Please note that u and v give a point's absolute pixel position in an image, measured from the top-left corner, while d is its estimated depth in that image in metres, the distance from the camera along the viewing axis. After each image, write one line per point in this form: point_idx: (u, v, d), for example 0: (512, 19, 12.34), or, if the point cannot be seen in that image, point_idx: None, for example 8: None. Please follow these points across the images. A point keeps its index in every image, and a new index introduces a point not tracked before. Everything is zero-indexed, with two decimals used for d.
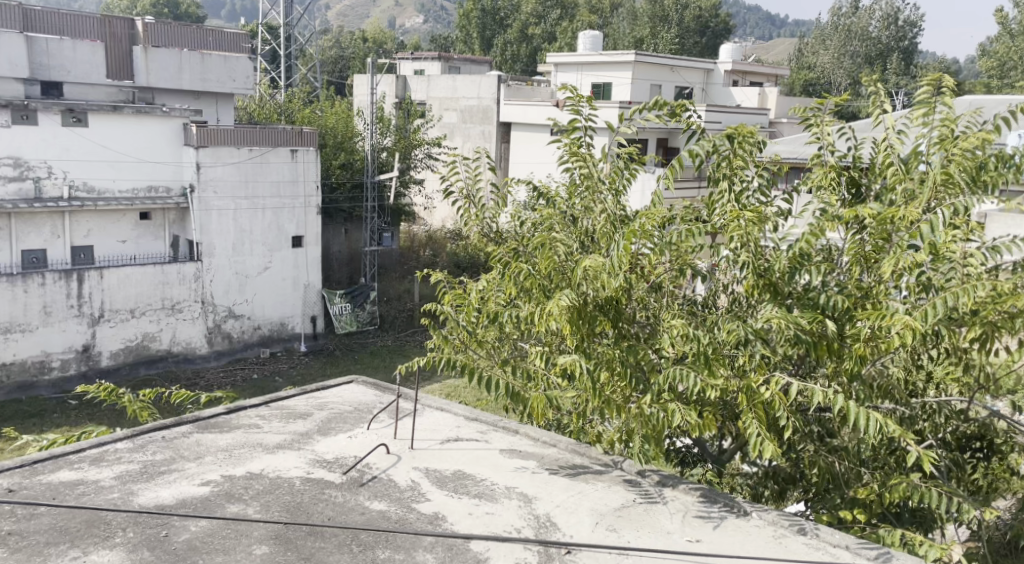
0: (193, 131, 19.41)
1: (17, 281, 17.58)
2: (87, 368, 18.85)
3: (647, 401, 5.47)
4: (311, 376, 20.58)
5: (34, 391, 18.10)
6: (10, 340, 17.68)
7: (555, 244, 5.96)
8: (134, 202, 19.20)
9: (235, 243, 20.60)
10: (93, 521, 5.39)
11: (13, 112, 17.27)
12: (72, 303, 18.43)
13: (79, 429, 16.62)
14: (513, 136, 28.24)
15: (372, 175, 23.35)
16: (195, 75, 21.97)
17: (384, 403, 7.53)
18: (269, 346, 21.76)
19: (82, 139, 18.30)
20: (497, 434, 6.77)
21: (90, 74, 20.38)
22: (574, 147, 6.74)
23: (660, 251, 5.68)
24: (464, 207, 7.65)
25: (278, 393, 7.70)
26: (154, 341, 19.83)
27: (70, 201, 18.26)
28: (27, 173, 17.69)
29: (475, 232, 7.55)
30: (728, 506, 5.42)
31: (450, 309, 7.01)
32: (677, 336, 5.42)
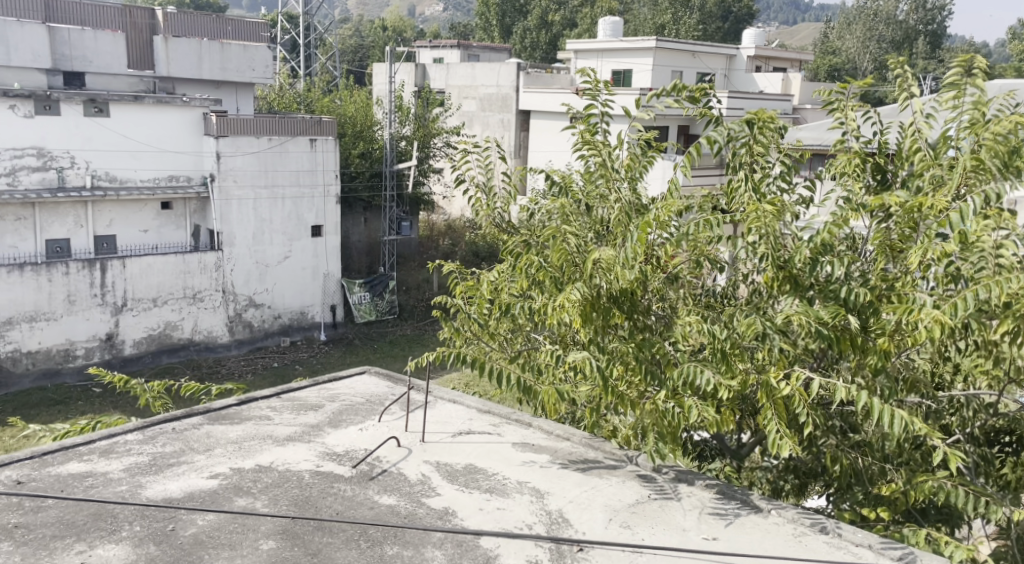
0: (212, 121, 19.43)
1: (41, 271, 17.72)
2: (110, 356, 18.96)
3: (663, 396, 5.37)
4: (330, 365, 20.57)
5: (59, 378, 18.27)
6: (35, 328, 17.86)
7: (567, 235, 5.83)
8: (155, 191, 19.24)
9: (255, 232, 20.60)
10: (101, 514, 5.32)
11: (35, 103, 17.42)
12: (96, 292, 18.53)
13: (100, 417, 16.70)
14: (533, 124, 28.03)
15: (390, 164, 23.25)
16: (215, 65, 21.95)
17: (395, 395, 7.44)
18: (289, 335, 21.76)
19: (103, 129, 18.40)
20: (509, 427, 6.68)
21: (111, 65, 20.40)
22: (589, 135, 6.62)
23: (675, 243, 5.57)
24: (476, 197, 7.50)
25: (290, 384, 7.62)
26: (176, 329, 19.87)
27: (93, 190, 18.37)
28: (50, 164, 17.87)
29: (487, 224, 7.40)
30: (745, 503, 5.29)
31: (461, 301, 6.91)
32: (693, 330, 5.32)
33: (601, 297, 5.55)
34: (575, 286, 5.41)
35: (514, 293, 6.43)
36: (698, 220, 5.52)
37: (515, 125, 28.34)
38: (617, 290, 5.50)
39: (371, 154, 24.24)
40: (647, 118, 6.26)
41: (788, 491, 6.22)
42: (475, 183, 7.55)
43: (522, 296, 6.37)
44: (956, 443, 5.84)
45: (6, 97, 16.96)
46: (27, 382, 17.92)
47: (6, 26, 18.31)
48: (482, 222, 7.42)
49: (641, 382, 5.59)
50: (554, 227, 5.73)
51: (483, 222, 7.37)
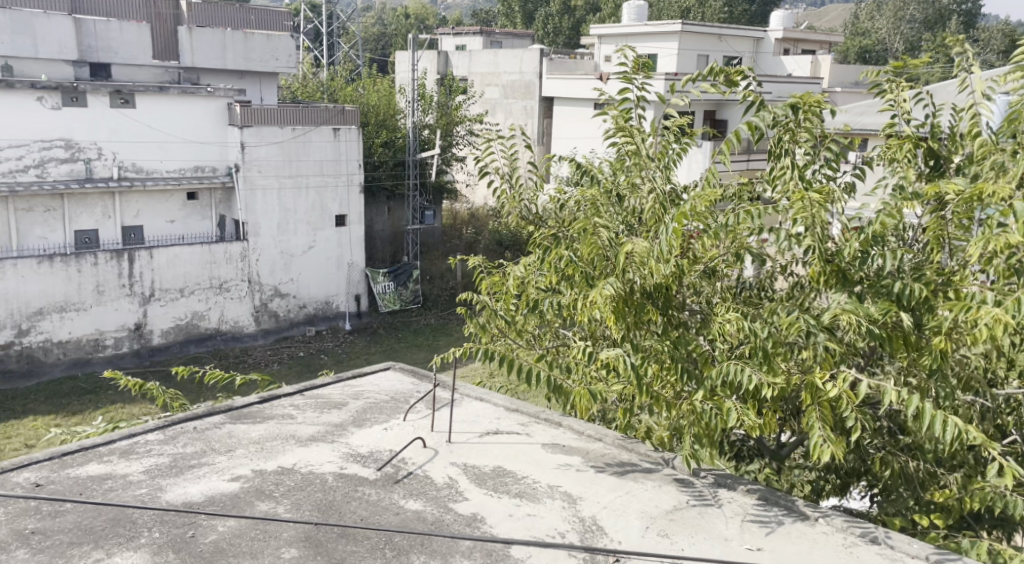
0: (237, 110, 19.39)
1: (70, 261, 17.74)
2: (139, 346, 18.96)
3: (700, 396, 5.18)
4: (355, 355, 20.45)
5: (89, 368, 18.33)
6: (66, 318, 17.91)
7: (598, 228, 5.60)
8: (182, 181, 19.21)
9: (280, 222, 20.51)
10: (119, 519, 5.15)
11: (63, 95, 17.43)
12: (124, 282, 18.52)
13: (128, 408, 16.70)
14: (557, 111, 27.66)
15: (413, 153, 23.03)
16: (239, 55, 21.82)
17: (421, 392, 7.26)
18: (315, 324, 21.66)
19: (129, 120, 18.36)
20: (539, 427, 6.52)
21: (137, 55, 20.41)
22: (623, 120, 6.41)
23: (713, 236, 5.36)
24: (501, 188, 7.19)
25: (314, 381, 7.45)
26: (203, 319, 19.84)
27: (120, 181, 18.35)
28: (78, 155, 17.86)
29: (513, 216, 7.14)
30: (789, 509, 5.05)
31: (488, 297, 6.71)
32: (732, 327, 5.08)
33: (635, 292, 5.38)
34: (608, 281, 5.24)
35: (543, 288, 6.24)
36: (737, 211, 5.30)
37: (538, 112, 28.02)
38: (652, 285, 5.32)
39: (394, 143, 24.06)
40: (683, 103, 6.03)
41: (829, 491, 6.01)
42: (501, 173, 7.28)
43: (552, 290, 6.18)
44: (1012, 444, 5.54)
45: (34, 89, 16.96)
46: (59, 371, 17.98)
47: (33, 18, 18.30)
48: (507, 214, 7.15)
49: (677, 382, 5.41)
50: (585, 220, 5.52)
51: (510, 214, 7.11)
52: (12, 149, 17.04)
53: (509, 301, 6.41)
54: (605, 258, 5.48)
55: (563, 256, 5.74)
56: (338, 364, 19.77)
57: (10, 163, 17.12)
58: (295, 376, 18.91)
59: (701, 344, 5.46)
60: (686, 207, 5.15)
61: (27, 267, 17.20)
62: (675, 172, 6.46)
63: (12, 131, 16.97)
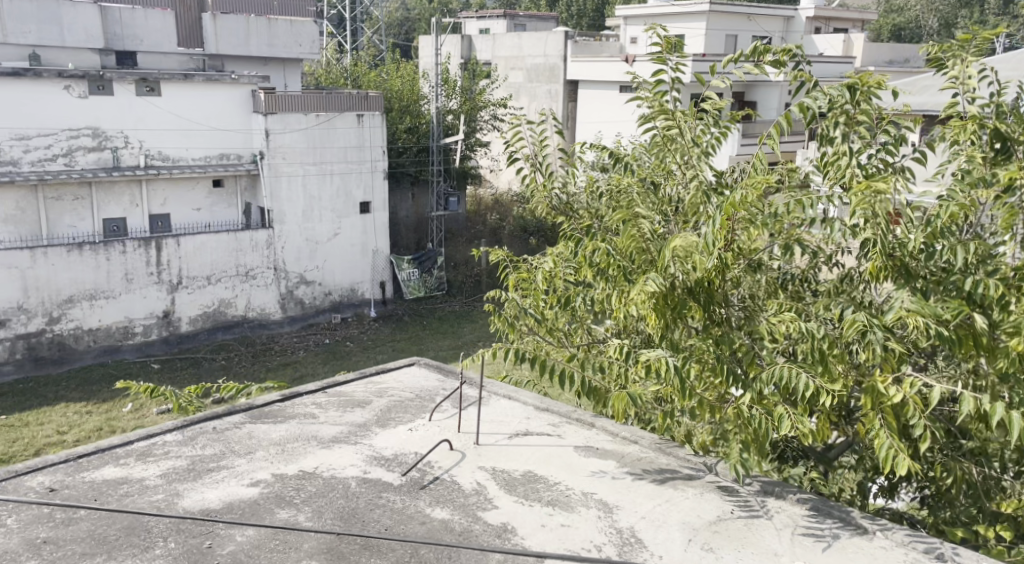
0: (261, 98, 19.18)
1: (99, 250, 17.68)
2: (168, 333, 18.88)
3: (747, 399, 4.99)
4: (381, 342, 20.26)
5: (119, 355, 18.25)
6: (96, 305, 17.84)
7: (639, 220, 5.36)
8: (207, 169, 19.05)
9: (305, 209, 20.27)
10: (135, 527, 4.90)
11: (90, 83, 17.31)
12: (152, 270, 18.43)
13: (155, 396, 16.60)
14: (581, 95, 27.20)
15: (437, 139, 22.71)
16: (263, 40, 21.56)
17: (446, 390, 7.03)
18: (340, 311, 21.48)
19: (154, 108, 18.20)
20: (571, 428, 6.29)
21: (161, 43, 20.23)
22: (661, 104, 6.07)
23: (761, 227, 5.14)
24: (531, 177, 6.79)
25: (335, 378, 7.21)
26: (230, 307, 19.73)
27: (146, 169, 18.23)
28: (105, 144, 17.75)
29: (544, 206, 6.80)
30: (843, 521, 4.86)
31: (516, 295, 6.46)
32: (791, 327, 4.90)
33: (679, 288, 5.19)
34: (651, 276, 5.05)
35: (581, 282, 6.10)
36: (787, 202, 5.17)
37: (563, 95, 27.57)
38: (696, 281, 5.12)
39: (417, 129, 23.78)
40: (724, 84, 5.81)
41: (877, 494, 5.74)
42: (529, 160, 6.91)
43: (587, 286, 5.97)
44: None
45: (61, 78, 16.86)
46: (89, 359, 17.94)
47: (60, 6, 18.18)
48: (538, 206, 6.82)
49: (721, 385, 5.24)
50: (626, 212, 5.31)
51: (539, 205, 6.76)
52: (41, 138, 16.96)
53: (540, 298, 6.18)
54: (645, 253, 5.27)
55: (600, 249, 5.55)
56: (364, 352, 19.59)
57: (39, 152, 17.03)
58: (321, 364, 18.76)
59: (748, 344, 5.26)
60: (733, 198, 4.92)
61: (57, 255, 17.16)
62: (713, 158, 6.10)
63: (39, 119, 16.87)
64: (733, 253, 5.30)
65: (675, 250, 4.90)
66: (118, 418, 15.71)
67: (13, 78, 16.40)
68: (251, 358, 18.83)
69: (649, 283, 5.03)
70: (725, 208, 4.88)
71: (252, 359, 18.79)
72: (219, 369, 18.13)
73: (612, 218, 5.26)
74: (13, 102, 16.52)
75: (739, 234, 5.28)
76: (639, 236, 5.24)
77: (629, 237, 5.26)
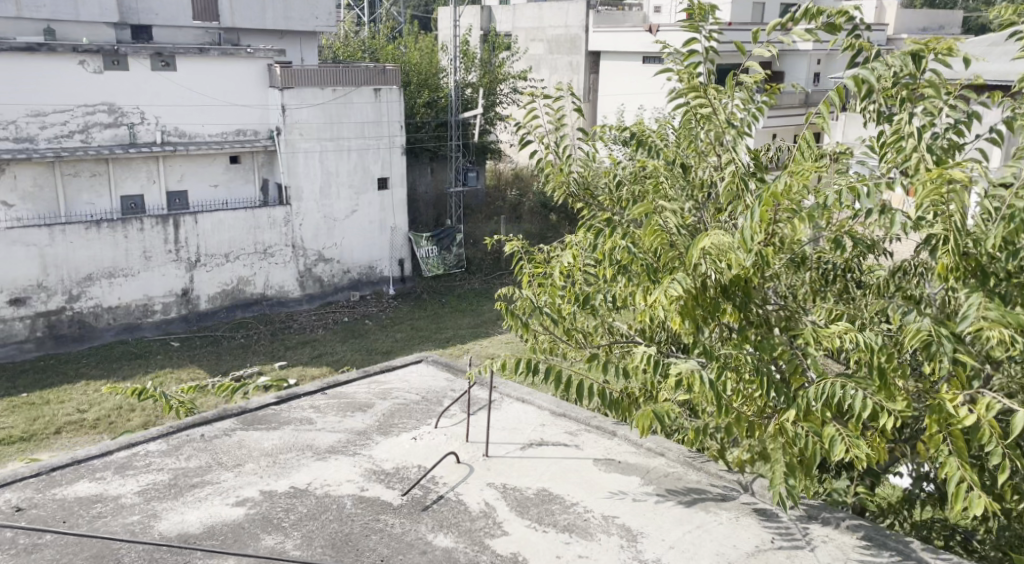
0: (276, 72, 18.64)
1: (117, 227, 17.26)
2: (187, 311, 18.50)
3: (790, 415, 4.49)
4: (400, 320, 19.75)
5: (140, 333, 17.91)
6: (115, 283, 17.48)
7: (663, 212, 4.80)
8: (224, 145, 18.54)
9: (323, 186, 19.77)
10: (104, 557, 4.41)
11: (104, 58, 16.83)
12: (170, 248, 18.01)
13: (172, 374, 16.22)
14: (603, 66, 26.39)
15: (455, 113, 22.05)
16: (278, 14, 21.17)
17: (455, 392, 6.53)
18: (359, 289, 20.99)
19: (170, 83, 17.70)
20: (590, 436, 5.82)
21: (177, 16, 19.91)
22: (692, 77, 5.39)
23: (802, 218, 4.61)
24: (546, 160, 6.03)
25: (336, 377, 6.73)
26: (249, 285, 19.29)
27: (163, 146, 17.75)
28: (121, 120, 17.28)
29: (558, 192, 6.08)
30: (900, 553, 4.48)
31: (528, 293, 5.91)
32: (846, 336, 4.38)
33: (710, 288, 4.69)
34: (678, 276, 4.54)
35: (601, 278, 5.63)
36: (836, 191, 4.65)
37: (585, 67, 26.76)
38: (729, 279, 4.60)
39: (436, 103, 23.17)
40: (770, 51, 5.30)
41: (927, 503, 5.38)
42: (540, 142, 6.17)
43: (609, 283, 5.45)
44: None
45: (76, 52, 16.41)
46: (110, 336, 17.62)
47: None
48: (552, 193, 6.10)
49: (761, 398, 4.76)
50: (650, 203, 4.77)
51: (553, 190, 6.07)
52: (57, 114, 16.55)
53: (557, 295, 5.67)
54: (670, 249, 4.74)
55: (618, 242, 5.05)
56: (382, 331, 19.09)
57: (55, 128, 16.64)
58: (340, 343, 18.32)
59: (790, 350, 4.76)
60: (775, 186, 4.38)
61: (75, 233, 16.79)
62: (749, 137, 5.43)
63: (52, 95, 16.43)
64: (773, 247, 4.80)
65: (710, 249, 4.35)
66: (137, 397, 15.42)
67: (27, 54, 15.99)
68: (270, 336, 18.42)
69: (677, 283, 4.51)
70: (765, 199, 4.35)
71: (271, 337, 18.38)
72: (238, 348, 17.75)
73: (633, 213, 4.70)
74: (26, 77, 16.10)
75: (781, 225, 4.75)
76: (665, 230, 4.72)
77: (654, 233, 4.72)
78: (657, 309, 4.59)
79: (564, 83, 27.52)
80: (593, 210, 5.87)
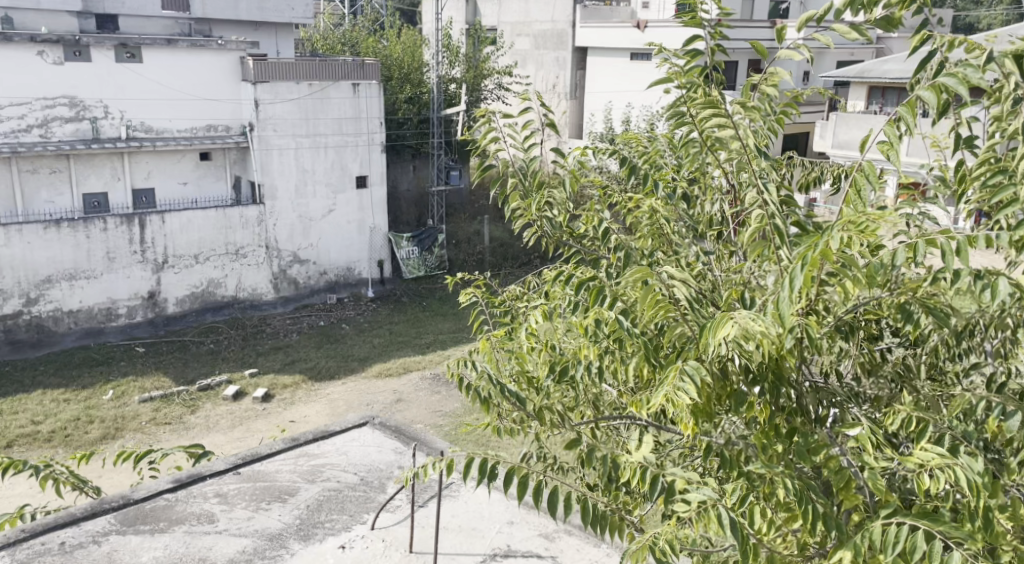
0: (249, 65, 17.19)
1: (78, 227, 15.84)
2: (154, 315, 16.97)
3: (846, 559, 3.19)
4: (378, 325, 18.20)
5: (103, 338, 16.39)
6: (76, 286, 16.04)
7: (668, 274, 3.54)
8: (194, 142, 17.03)
9: (298, 184, 18.27)
10: None
11: (65, 48, 15.46)
12: (136, 249, 16.55)
13: (132, 388, 14.75)
14: (591, 62, 25.01)
15: (437, 109, 20.43)
16: (253, 3, 20.21)
17: (402, 472, 5.21)
18: (336, 292, 19.37)
19: (136, 76, 16.28)
20: (570, 542, 4.55)
21: (145, 6, 19.05)
22: (698, 83, 4.17)
23: (855, 282, 3.39)
24: (513, 184, 4.73)
25: (260, 451, 5.41)
26: (220, 287, 17.73)
27: (129, 142, 16.28)
28: (83, 114, 15.87)
29: (529, 231, 4.74)
30: None
31: (489, 357, 4.63)
32: (933, 459, 3.12)
33: (730, 374, 3.47)
34: (689, 365, 3.29)
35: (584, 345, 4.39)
36: (910, 246, 3.38)
37: (571, 63, 25.39)
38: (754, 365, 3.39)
39: (418, 98, 21.74)
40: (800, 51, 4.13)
41: None
42: (478, 159, 4.72)
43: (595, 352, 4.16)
44: None
45: (33, 42, 15.03)
46: (71, 341, 16.10)
47: None
48: (519, 231, 4.79)
49: (801, 527, 3.49)
50: (647, 264, 3.51)
51: (524, 228, 4.73)
52: (13, 108, 15.11)
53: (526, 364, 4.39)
54: (676, 326, 3.54)
55: (607, 311, 3.83)
56: (359, 337, 17.58)
57: (11, 122, 15.18)
58: (315, 349, 16.87)
59: (839, 459, 3.50)
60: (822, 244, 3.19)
61: (32, 233, 15.34)
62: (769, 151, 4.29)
63: (7, 87, 14.99)
64: (814, 320, 3.59)
65: (736, 336, 3.14)
66: (97, 406, 14.10)
67: None
68: (241, 341, 16.86)
69: (687, 372, 3.29)
70: (810, 261, 3.16)
71: (243, 342, 16.84)
72: (206, 354, 16.23)
73: (627, 279, 3.47)
74: None
75: (830, 287, 3.53)
76: (668, 300, 3.51)
77: (655, 303, 3.49)
78: (660, 410, 3.33)
79: (551, 80, 26.10)
80: (575, 252, 4.59)
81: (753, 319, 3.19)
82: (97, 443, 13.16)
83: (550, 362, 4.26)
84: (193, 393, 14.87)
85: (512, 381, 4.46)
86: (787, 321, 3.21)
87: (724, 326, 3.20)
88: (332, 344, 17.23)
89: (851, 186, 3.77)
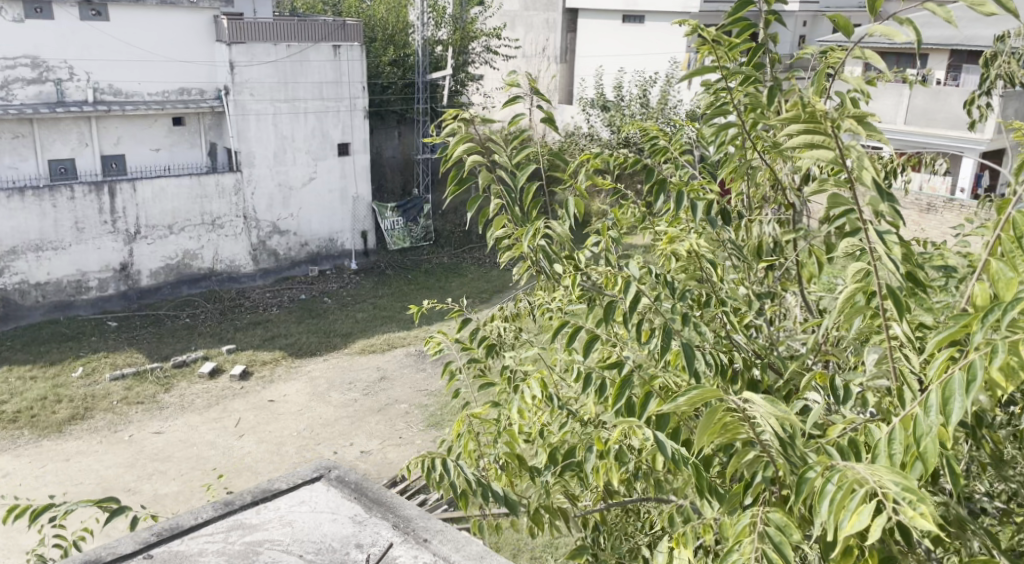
0: (224, 25, 15.67)
1: (44, 194, 14.42)
2: (127, 288, 15.61)
3: None
4: (363, 299, 16.84)
5: (73, 311, 15.08)
6: (43, 258, 14.64)
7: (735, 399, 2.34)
8: (166, 106, 15.55)
9: (277, 151, 16.84)
10: None
11: (25, 5, 13.94)
12: (106, 219, 15.18)
13: (102, 366, 13.48)
14: (582, 25, 23.47)
15: (424, 74, 18.88)
16: None
17: (359, 555, 4.01)
18: (318, 264, 18.02)
19: (103, 36, 14.79)
20: None
21: None
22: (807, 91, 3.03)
23: (1011, 381, 2.23)
24: (500, 204, 3.43)
25: (183, 523, 4.22)
26: (195, 259, 16.36)
27: (96, 106, 14.82)
28: (46, 75, 14.40)
29: (521, 265, 3.54)
30: None
31: (468, 433, 3.46)
32: None
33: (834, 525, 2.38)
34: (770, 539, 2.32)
35: (593, 421, 3.35)
36: None
37: (561, 25, 23.87)
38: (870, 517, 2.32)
39: (404, 61, 19.97)
40: (905, 30, 2.77)
41: None
42: (450, 165, 3.42)
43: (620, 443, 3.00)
44: None
45: None
46: (39, 315, 14.77)
47: None
48: (508, 263, 3.59)
49: None
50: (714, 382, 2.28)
51: (514, 261, 3.52)
52: None
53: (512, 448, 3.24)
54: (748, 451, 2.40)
55: (643, 428, 2.69)
56: (343, 311, 16.26)
57: None
58: (295, 324, 15.57)
59: None
60: (997, 356, 2.10)
61: None
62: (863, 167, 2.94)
63: None
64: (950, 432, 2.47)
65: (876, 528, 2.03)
66: (66, 385, 12.89)
67: None
68: (219, 315, 15.53)
69: (769, 540, 2.33)
70: (980, 382, 2.09)
71: (220, 317, 15.51)
72: (182, 329, 14.94)
73: (682, 405, 2.28)
74: None
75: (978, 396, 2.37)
76: (742, 421, 2.36)
77: (724, 428, 2.35)
78: None
79: (539, 43, 24.55)
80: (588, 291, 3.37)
81: (895, 488, 2.07)
82: (65, 425, 12.06)
83: (550, 449, 3.16)
84: (167, 370, 13.62)
85: (498, 468, 3.28)
86: (930, 462, 2.12)
87: (851, 502, 2.12)
88: (311, 318, 15.90)
89: (1007, 227, 2.47)
